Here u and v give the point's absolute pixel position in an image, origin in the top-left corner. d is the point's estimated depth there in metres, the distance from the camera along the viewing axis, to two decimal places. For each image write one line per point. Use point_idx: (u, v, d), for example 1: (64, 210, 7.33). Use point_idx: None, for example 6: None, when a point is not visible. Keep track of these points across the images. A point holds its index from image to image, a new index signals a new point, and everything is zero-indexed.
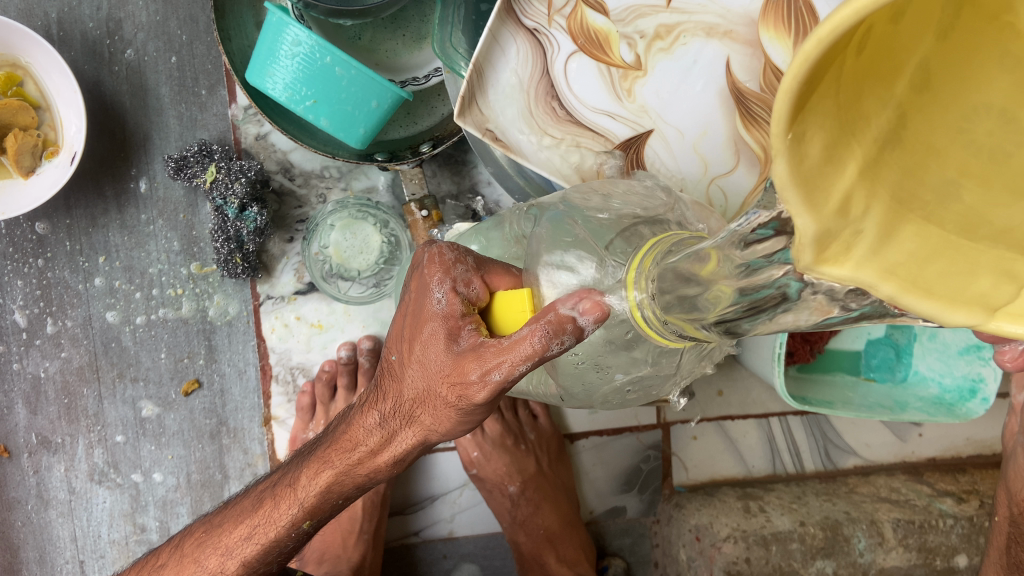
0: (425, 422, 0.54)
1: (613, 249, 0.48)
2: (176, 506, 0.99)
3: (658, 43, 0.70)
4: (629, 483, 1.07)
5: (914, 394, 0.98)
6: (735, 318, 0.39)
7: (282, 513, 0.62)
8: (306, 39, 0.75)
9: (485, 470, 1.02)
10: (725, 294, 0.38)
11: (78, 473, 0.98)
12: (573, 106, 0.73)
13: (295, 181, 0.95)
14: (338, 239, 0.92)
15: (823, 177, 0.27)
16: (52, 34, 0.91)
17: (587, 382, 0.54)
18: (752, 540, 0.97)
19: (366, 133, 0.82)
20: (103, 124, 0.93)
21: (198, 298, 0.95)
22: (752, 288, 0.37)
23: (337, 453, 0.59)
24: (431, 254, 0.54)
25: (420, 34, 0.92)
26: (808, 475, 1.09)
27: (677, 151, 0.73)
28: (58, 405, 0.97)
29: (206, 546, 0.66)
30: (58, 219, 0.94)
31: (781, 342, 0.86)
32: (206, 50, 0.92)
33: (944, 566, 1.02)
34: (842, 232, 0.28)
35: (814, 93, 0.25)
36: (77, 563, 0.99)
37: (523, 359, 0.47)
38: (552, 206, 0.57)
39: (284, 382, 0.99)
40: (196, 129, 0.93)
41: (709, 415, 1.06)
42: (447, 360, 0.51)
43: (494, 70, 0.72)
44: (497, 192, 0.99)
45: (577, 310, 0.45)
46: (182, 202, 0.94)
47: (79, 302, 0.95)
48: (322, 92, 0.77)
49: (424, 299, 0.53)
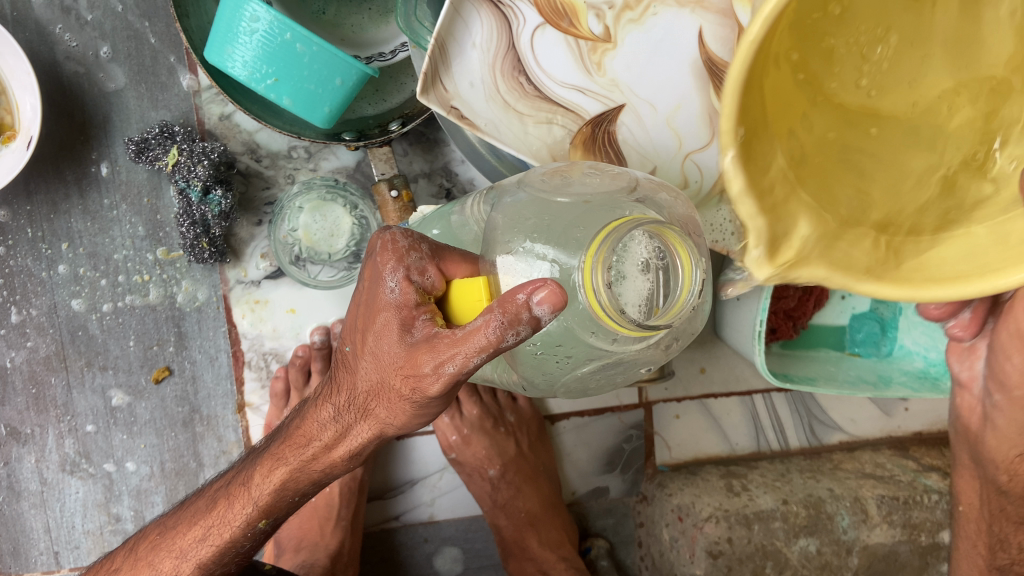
0: (380, 415, 0.52)
1: (564, 241, 0.46)
2: (151, 495, 0.97)
3: (628, 14, 0.69)
4: (611, 463, 1.06)
5: (899, 368, 0.98)
6: (671, 291, 0.44)
7: (236, 513, 0.60)
8: (265, 15, 0.72)
9: (464, 454, 1.00)
10: (675, 283, 0.44)
11: (49, 464, 0.96)
12: (541, 82, 0.72)
13: (261, 163, 0.93)
14: (307, 222, 0.89)
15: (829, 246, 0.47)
16: (5, 15, 0.87)
17: (547, 373, 0.52)
18: (735, 519, 0.96)
19: (331, 112, 0.80)
20: (60, 105, 0.90)
21: (166, 285, 0.93)
22: (667, 267, 0.44)
23: (290, 449, 0.57)
24: (383, 241, 0.52)
25: (386, 8, 0.90)
26: (792, 452, 1.08)
27: (649, 126, 0.73)
28: (26, 396, 0.95)
29: (160, 548, 0.64)
30: (18, 206, 0.92)
31: (762, 319, 0.85)
32: (165, 27, 0.89)
33: (929, 542, 1.00)
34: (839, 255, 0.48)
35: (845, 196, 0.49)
36: (52, 554, 0.98)
37: (477, 351, 0.45)
38: (511, 189, 0.55)
39: (257, 368, 0.97)
40: (159, 110, 0.91)
41: (692, 393, 1.05)
42: (401, 352, 0.49)
43: (457, 45, 0.70)
44: (471, 170, 0.97)
45: (532, 298, 0.42)
46: (146, 185, 0.92)
47: (44, 291, 0.93)
48: (283, 70, 0.75)
49: (377, 288, 0.51)
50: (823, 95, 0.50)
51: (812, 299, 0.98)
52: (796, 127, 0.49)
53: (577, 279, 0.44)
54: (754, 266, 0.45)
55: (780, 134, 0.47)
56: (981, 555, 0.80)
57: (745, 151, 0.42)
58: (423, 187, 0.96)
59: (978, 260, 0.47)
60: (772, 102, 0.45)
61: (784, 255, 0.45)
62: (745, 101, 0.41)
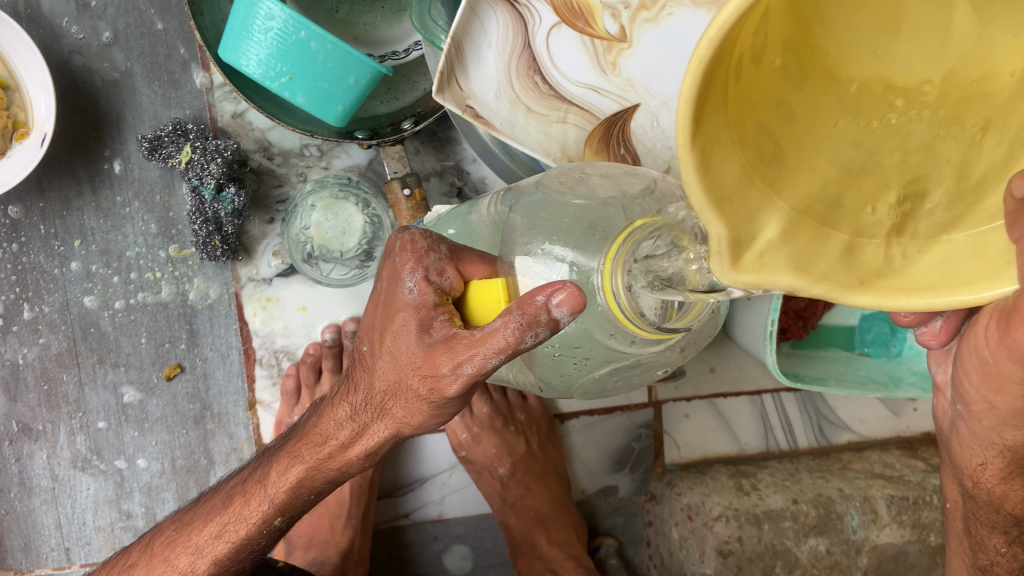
0: (397, 415, 0.52)
1: (584, 243, 0.46)
2: (162, 492, 0.98)
3: (644, 14, 0.68)
4: (620, 462, 1.06)
5: (909, 368, 0.96)
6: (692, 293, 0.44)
7: (253, 510, 0.60)
8: (280, 14, 0.72)
9: (474, 452, 1.00)
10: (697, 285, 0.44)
11: (61, 460, 0.97)
12: (556, 81, 0.72)
13: (274, 161, 0.93)
14: (319, 220, 0.89)
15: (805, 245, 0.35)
16: (19, 12, 0.87)
17: (565, 374, 0.52)
18: (744, 519, 0.96)
19: (345, 110, 0.80)
20: (73, 103, 0.90)
21: (177, 282, 0.93)
22: None
23: (307, 447, 0.57)
24: (402, 242, 0.52)
25: (399, 7, 0.90)
26: (802, 451, 1.07)
27: (664, 126, 0.72)
28: (38, 392, 0.95)
29: (176, 544, 0.64)
30: (32, 203, 0.92)
31: (773, 319, 0.85)
32: (179, 25, 0.89)
33: (938, 543, 1.00)
34: (751, 245, 0.33)
35: (704, 111, 0.30)
36: (63, 550, 0.98)
37: (497, 352, 0.45)
38: (528, 191, 0.55)
39: (268, 365, 0.97)
40: (171, 108, 0.91)
41: (701, 392, 1.05)
42: (419, 352, 0.49)
43: (473, 44, 0.70)
44: (482, 169, 0.97)
45: (552, 301, 0.42)
46: (159, 182, 0.92)
47: (56, 287, 0.93)
48: (297, 68, 0.75)
49: (396, 288, 0.51)
50: (824, 66, 0.35)
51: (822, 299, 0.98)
52: (783, 110, 0.35)
53: (595, 280, 0.45)
54: (714, 268, 0.33)
55: (760, 116, 0.34)
56: (966, 553, 0.75)
57: (705, 154, 0.31)
58: (435, 185, 0.96)
59: (953, 275, 0.35)
60: (752, 90, 0.34)
61: (749, 265, 0.33)
62: (708, 84, 0.29)
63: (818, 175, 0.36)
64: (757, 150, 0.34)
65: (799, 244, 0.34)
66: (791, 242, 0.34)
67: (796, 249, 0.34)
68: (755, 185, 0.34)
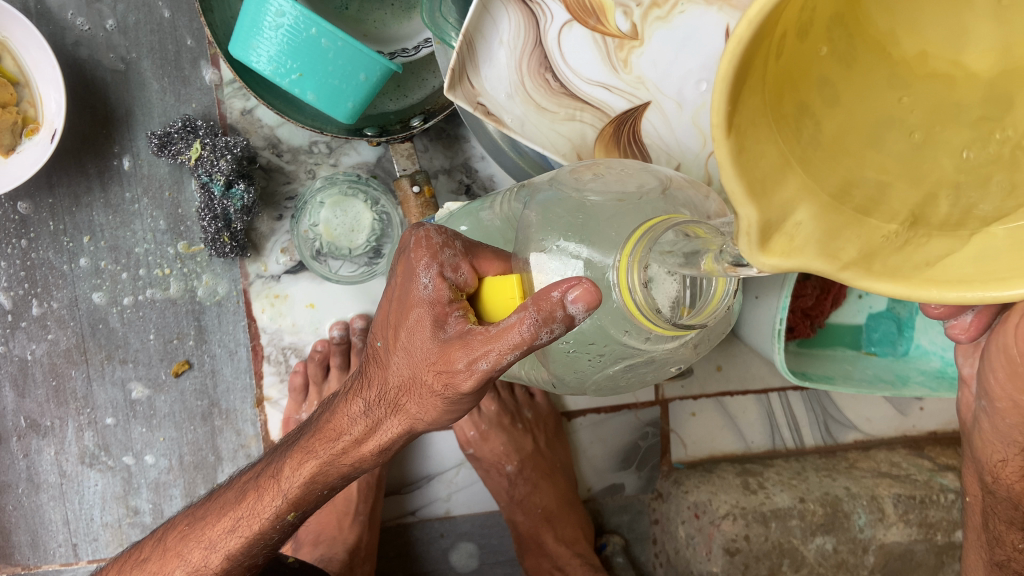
0: (411, 410, 0.52)
1: (599, 240, 0.46)
2: (169, 488, 0.98)
3: (656, 12, 0.68)
4: (627, 460, 1.06)
5: (916, 367, 0.98)
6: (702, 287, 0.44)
7: (265, 505, 0.60)
8: (291, 10, 0.72)
9: (482, 450, 1.00)
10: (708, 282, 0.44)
11: (69, 456, 0.97)
12: (567, 78, 0.72)
13: (283, 157, 0.93)
14: (328, 216, 0.89)
15: (835, 228, 0.34)
16: (29, 8, 0.87)
17: (579, 370, 0.52)
18: (751, 517, 0.96)
19: (355, 107, 0.80)
20: (82, 99, 0.90)
21: (186, 279, 0.93)
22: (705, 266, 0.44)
23: (321, 443, 0.57)
24: (417, 237, 0.52)
25: (409, 4, 0.90)
26: (807, 450, 1.08)
27: (674, 124, 0.72)
28: (46, 388, 0.95)
29: (189, 539, 0.64)
30: (41, 199, 0.92)
31: (781, 317, 0.85)
32: (189, 21, 0.89)
33: (944, 541, 1.00)
34: (783, 229, 0.33)
35: (740, 93, 0.30)
36: (70, 546, 0.98)
37: (511, 348, 0.45)
38: (542, 187, 0.55)
39: (276, 362, 0.97)
40: (181, 104, 0.91)
41: (708, 391, 1.05)
42: (433, 348, 0.49)
43: (485, 41, 0.70)
44: (490, 167, 0.97)
45: (567, 297, 0.42)
46: (168, 178, 0.92)
47: (65, 283, 0.93)
48: (307, 65, 0.75)
49: (410, 284, 0.51)
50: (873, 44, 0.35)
51: (829, 298, 0.98)
52: (825, 90, 0.35)
53: (610, 278, 0.45)
54: (743, 248, 0.33)
55: (798, 98, 0.34)
56: (983, 549, 0.74)
57: (740, 134, 0.31)
58: (443, 183, 0.97)
59: (988, 270, 0.35)
60: (793, 65, 0.33)
61: (778, 248, 0.33)
62: (745, 67, 0.29)
63: (862, 155, 0.35)
64: (795, 128, 0.34)
65: (829, 225, 0.34)
66: (825, 223, 0.34)
67: (825, 233, 0.34)
68: (792, 169, 0.34)
